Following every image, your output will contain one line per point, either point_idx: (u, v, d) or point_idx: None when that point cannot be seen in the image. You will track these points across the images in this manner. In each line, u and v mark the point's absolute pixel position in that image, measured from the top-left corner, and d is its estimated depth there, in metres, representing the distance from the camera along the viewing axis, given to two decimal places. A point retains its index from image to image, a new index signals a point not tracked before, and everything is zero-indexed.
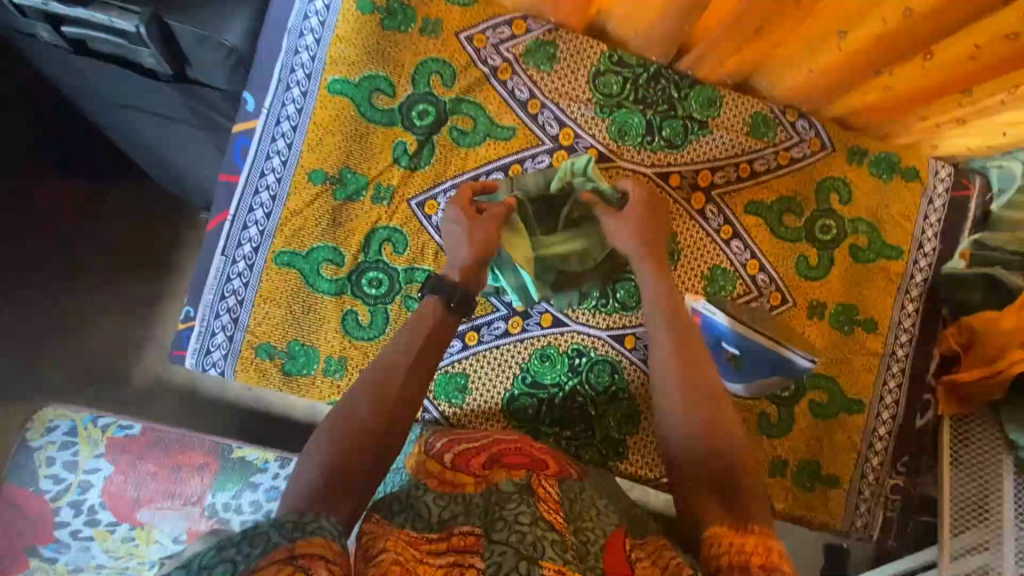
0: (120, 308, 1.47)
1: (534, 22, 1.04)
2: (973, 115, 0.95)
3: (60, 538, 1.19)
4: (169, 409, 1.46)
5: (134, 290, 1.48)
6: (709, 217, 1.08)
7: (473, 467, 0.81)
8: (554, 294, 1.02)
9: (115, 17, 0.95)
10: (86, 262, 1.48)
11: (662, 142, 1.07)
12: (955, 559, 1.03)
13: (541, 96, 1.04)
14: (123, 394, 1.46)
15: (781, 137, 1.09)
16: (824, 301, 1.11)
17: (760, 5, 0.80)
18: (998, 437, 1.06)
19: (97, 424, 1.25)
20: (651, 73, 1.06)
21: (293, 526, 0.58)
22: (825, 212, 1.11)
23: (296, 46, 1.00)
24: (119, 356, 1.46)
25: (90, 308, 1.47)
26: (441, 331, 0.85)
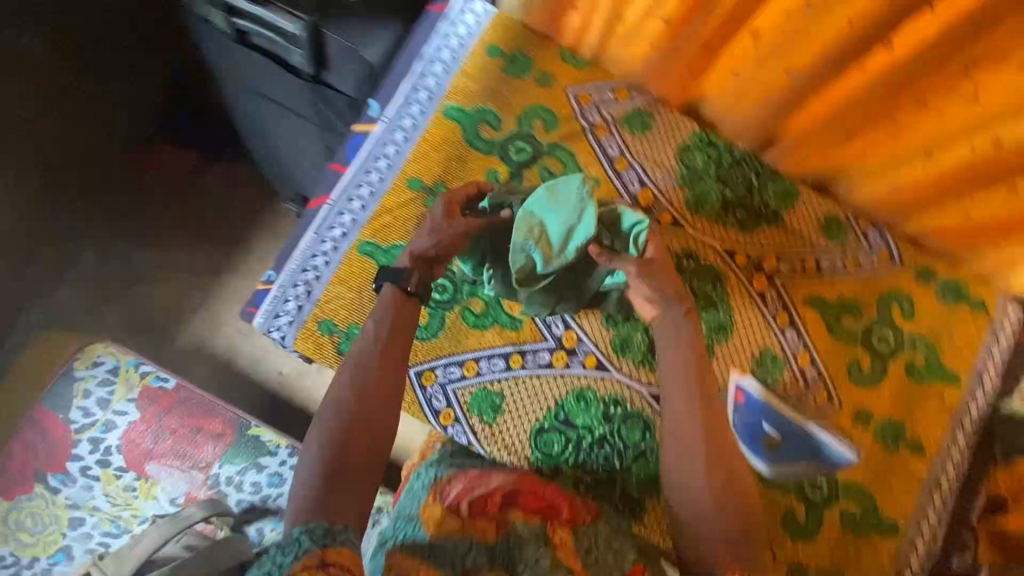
0: (166, 269, 1.72)
1: (636, 93, 1.14)
2: None
3: (70, 470, 1.24)
4: (203, 373, 1.73)
5: (179, 254, 1.72)
6: (769, 301, 1.10)
7: (491, 506, 0.84)
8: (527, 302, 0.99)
9: (284, 19, 1.13)
10: (154, 220, 1.73)
11: (735, 221, 1.12)
12: None
13: (629, 157, 1.12)
14: (164, 351, 1.70)
15: (850, 241, 1.13)
16: (872, 410, 1.09)
17: (856, 106, 0.90)
18: None
19: (138, 369, 1.33)
20: (735, 157, 1.13)
21: (322, 534, 0.70)
22: (885, 323, 1.11)
23: (425, 71, 1.13)
24: (163, 316, 1.71)
25: (157, 254, 1.73)
26: (406, 309, 0.93)
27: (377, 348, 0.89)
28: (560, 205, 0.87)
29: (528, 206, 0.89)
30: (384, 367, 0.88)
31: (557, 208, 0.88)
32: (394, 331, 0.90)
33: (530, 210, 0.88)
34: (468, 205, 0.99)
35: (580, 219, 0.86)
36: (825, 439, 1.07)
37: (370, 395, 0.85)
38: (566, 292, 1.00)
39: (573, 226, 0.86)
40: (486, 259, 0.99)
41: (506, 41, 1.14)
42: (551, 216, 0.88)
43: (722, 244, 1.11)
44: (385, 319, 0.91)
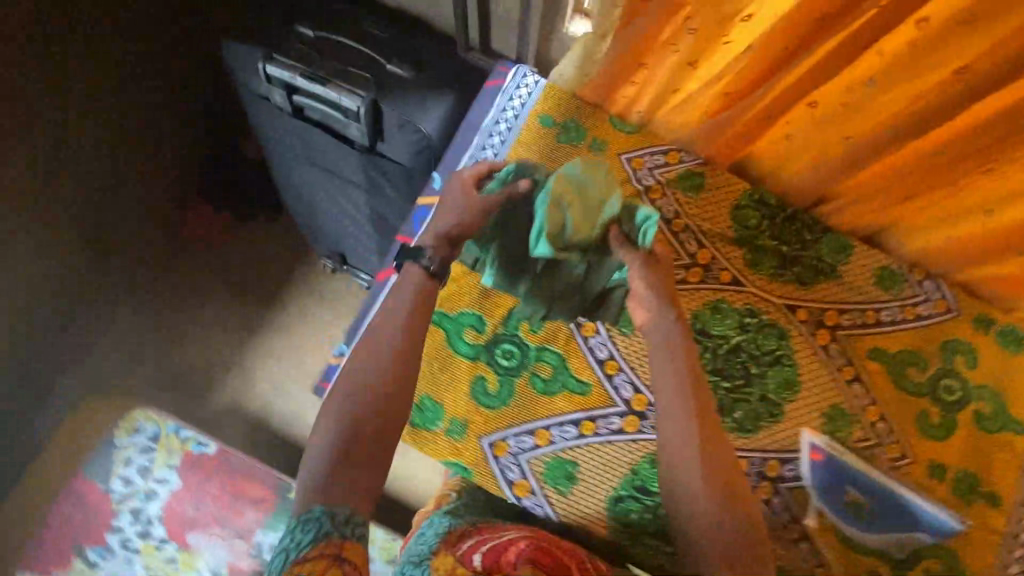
0: (229, 333, 1.97)
1: (686, 155, 1.17)
2: None
3: (109, 544, 1.36)
4: (235, 428, 1.91)
5: (239, 318, 1.98)
6: (833, 356, 1.11)
7: (501, 568, 0.66)
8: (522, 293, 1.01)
9: (344, 96, 1.16)
10: (214, 288, 1.99)
11: (793, 277, 1.13)
12: None
13: (685, 218, 1.14)
14: (203, 407, 1.92)
15: (907, 292, 1.14)
16: (945, 462, 1.08)
17: (917, 169, 0.94)
18: None
19: (176, 438, 1.43)
20: (787, 214, 1.16)
21: (343, 521, 0.73)
22: (948, 372, 1.11)
23: (485, 143, 1.19)
24: (211, 377, 1.94)
25: (218, 322, 1.97)
26: (427, 289, 0.90)
27: (396, 333, 0.87)
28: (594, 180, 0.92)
29: (564, 172, 0.91)
30: (402, 356, 0.86)
31: (591, 180, 0.91)
32: (413, 312, 0.88)
33: (566, 176, 0.90)
34: (479, 180, 0.98)
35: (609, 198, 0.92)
36: (938, 514, 1.04)
37: (384, 381, 0.84)
38: (571, 285, 1.00)
39: (602, 201, 0.91)
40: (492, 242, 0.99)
41: (559, 111, 1.18)
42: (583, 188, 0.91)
43: (782, 301, 1.12)
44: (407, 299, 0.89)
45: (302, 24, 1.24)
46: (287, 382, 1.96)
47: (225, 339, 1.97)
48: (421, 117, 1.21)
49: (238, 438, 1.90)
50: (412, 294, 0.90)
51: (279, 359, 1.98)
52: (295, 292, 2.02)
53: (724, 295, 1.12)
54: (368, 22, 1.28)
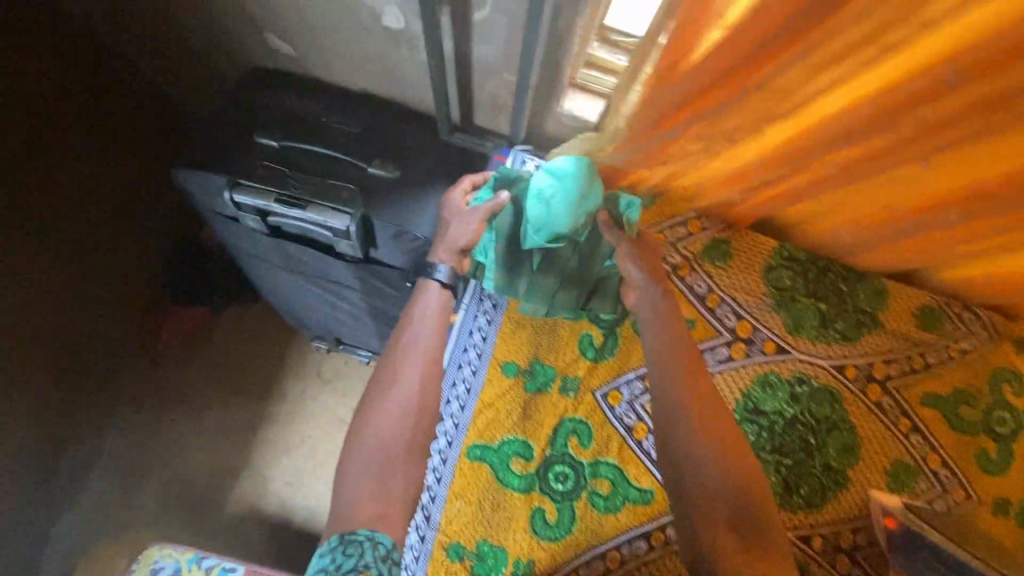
0: (221, 437, 1.71)
1: (708, 221, 1.10)
2: None
3: None
4: (252, 539, 1.64)
5: (235, 415, 1.73)
6: (887, 410, 1.07)
7: None
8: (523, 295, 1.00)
9: (330, 218, 1.03)
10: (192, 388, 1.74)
11: (836, 334, 1.08)
12: None
13: (719, 291, 1.08)
14: (214, 521, 1.65)
15: (950, 328, 1.11)
16: (1010, 497, 1.06)
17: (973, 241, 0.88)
18: None
19: (201, 565, 1.18)
20: (820, 267, 1.10)
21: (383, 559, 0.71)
22: (1000, 404, 1.09)
23: None
24: (214, 486, 1.67)
25: (209, 425, 1.72)
26: (443, 305, 0.90)
27: (423, 357, 0.87)
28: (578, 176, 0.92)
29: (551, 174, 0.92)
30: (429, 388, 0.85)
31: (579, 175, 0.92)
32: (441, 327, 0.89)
33: (553, 178, 0.92)
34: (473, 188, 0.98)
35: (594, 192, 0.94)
36: None
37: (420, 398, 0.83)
38: (568, 275, 1.00)
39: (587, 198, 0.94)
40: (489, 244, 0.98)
41: None
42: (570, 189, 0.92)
43: (830, 361, 1.07)
44: (428, 333, 0.88)
45: (262, 134, 1.10)
46: (302, 475, 1.70)
47: (220, 442, 1.71)
48: (416, 220, 1.08)
49: (256, 548, 1.63)
50: (433, 311, 0.89)
51: (286, 449, 1.71)
52: (293, 372, 1.78)
53: (772, 366, 1.06)
54: (334, 119, 1.14)
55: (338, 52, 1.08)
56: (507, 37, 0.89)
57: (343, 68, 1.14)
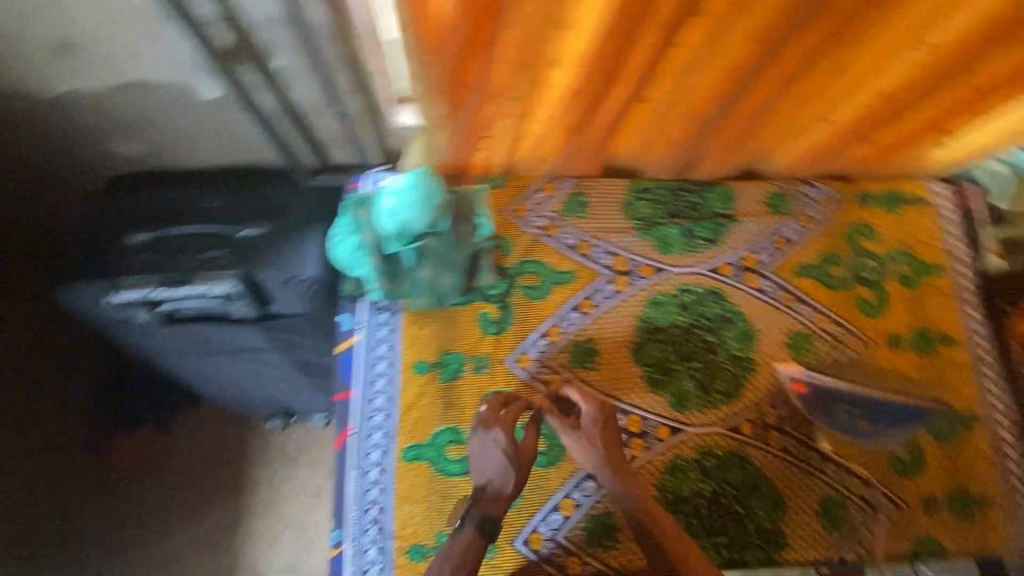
0: (194, 555, 1.56)
1: (561, 182, 1.20)
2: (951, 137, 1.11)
3: None
4: None
5: (203, 525, 1.58)
6: (768, 290, 1.17)
7: None
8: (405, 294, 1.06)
9: (213, 285, 1.08)
10: (148, 513, 1.58)
11: (702, 242, 1.19)
12: None
13: (588, 238, 1.16)
14: None
15: (796, 205, 1.23)
16: (897, 331, 1.18)
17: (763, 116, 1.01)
18: None
19: None
20: (669, 190, 1.21)
21: None
22: (863, 254, 1.21)
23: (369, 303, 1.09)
24: None
25: (176, 545, 1.56)
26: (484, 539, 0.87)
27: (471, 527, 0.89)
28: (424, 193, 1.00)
29: (399, 198, 0.99)
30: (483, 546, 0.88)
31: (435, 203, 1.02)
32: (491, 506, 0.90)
33: (401, 201, 0.99)
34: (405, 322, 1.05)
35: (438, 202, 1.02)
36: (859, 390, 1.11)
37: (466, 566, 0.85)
38: (439, 262, 1.06)
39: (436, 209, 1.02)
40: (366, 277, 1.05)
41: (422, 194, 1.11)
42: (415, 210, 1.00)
43: (705, 266, 1.17)
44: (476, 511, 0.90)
45: (130, 233, 1.13)
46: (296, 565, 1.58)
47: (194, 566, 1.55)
48: (300, 264, 1.14)
49: None
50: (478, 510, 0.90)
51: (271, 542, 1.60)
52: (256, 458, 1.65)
53: (655, 287, 1.16)
54: (198, 200, 1.18)
55: (181, 137, 1.15)
56: (313, 75, 0.97)
57: (191, 150, 1.19)
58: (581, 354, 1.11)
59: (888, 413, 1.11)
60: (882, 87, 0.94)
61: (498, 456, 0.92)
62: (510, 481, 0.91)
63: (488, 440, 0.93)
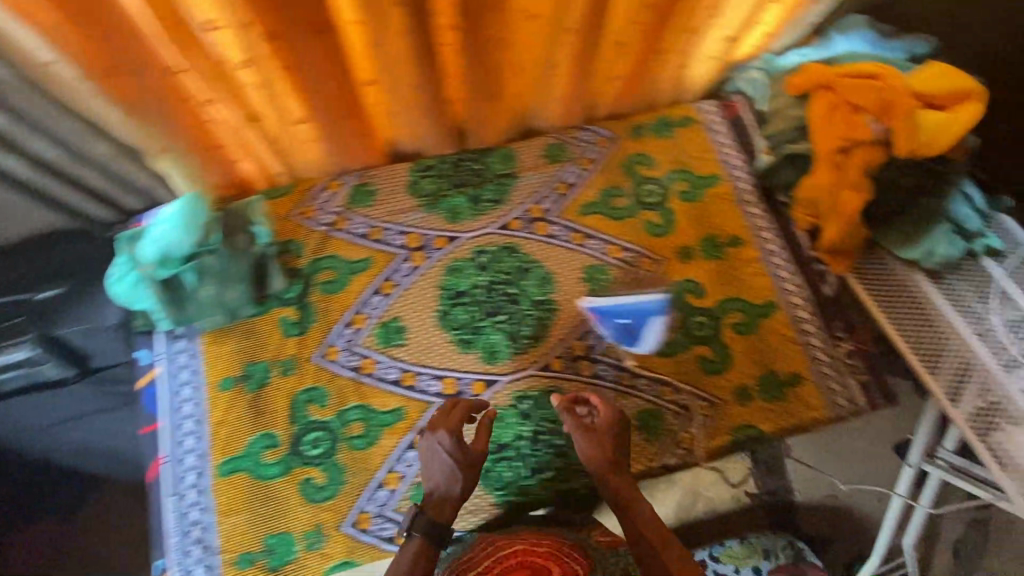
0: None
1: (345, 177, 1.22)
2: (681, 54, 1.18)
3: None
4: None
5: None
6: (558, 234, 1.23)
7: None
8: (198, 315, 1.09)
9: (10, 352, 1.06)
10: None
11: (490, 203, 1.23)
12: (955, 401, 1.14)
13: (377, 223, 1.18)
14: None
15: (574, 151, 1.29)
16: (688, 244, 1.24)
17: (480, 75, 1.05)
18: (900, 264, 1.25)
19: None
20: (452, 162, 1.25)
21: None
22: (644, 181, 1.28)
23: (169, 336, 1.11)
24: None
25: None
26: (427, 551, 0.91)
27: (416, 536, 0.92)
28: (184, 213, 1.03)
29: (164, 223, 1.03)
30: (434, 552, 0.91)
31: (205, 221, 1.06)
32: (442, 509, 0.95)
33: (166, 225, 1.03)
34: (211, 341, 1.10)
35: (202, 222, 1.05)
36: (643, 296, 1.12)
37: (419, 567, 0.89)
38: (222, 277, 1.08)
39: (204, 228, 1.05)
40: (152, 308, 1.07)
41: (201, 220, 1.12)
42: (178, 231, 1.03)
43: (496, 226, 1.22)
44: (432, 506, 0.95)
45: None
46: None
47: None
48: (97, 316, 1.11)
49: None
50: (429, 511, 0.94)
51: None
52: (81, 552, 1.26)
53: (451, 255, 1.19)
54: None
55: None
56: None
57: None
58: (387, 335, 1.13)
59: (682, 322, 1.18)
60: (576, 24, 0.99)
61: (445, 460, 0.96)
62: (458, 483, 0.96)
63: (435, 444, 0.97)
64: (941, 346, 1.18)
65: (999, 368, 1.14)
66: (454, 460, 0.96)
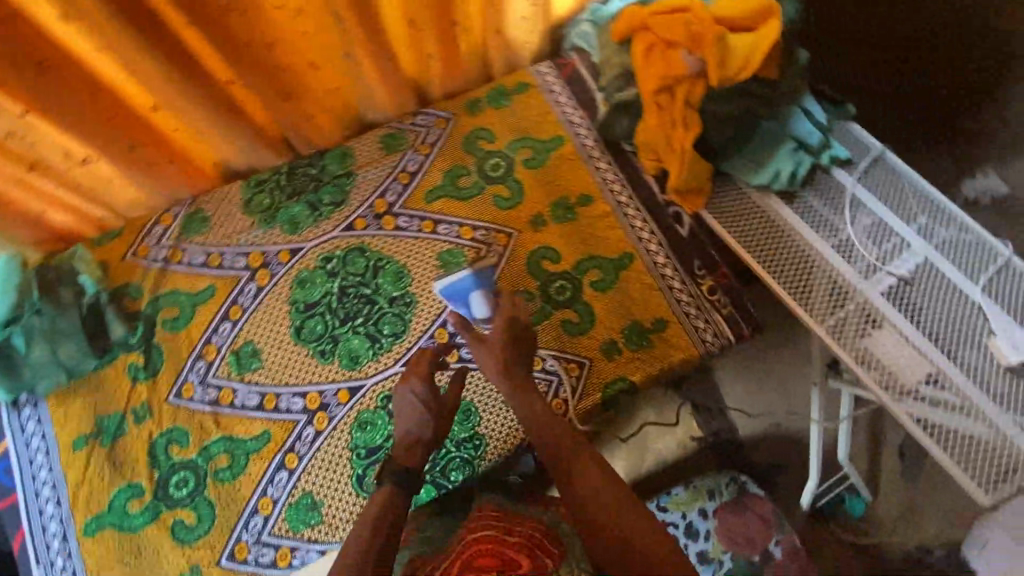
0: None
1: (174, 208, 1.18)
2: (481, 21, 1.17)
3: None
4: None
5: None
6: (406, 226, 1.20)
7: None
8: (38, 377, 1.07)
9: None
10: None
11: (330, 206, 1.19)
12: (820, 321, 1.11)
13: (215, 249, 1.15)
14: None
15: (411, 137, 1.26)
16: (539, 211, 1.23)
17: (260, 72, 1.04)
18: (752, 191, 1.22)
19: None
20: (285, 172, 1.21)
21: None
22: (486, 155, 1.26)
23: (17, 408, 1.09)
24: None
25: None
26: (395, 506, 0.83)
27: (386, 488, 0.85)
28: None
29: None
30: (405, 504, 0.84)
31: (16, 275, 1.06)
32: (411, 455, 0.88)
33: None
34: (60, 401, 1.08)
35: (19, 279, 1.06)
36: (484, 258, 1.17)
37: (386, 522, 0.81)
38: (50, 333, 1.06)
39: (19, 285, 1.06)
40: None
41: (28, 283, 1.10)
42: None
43: (339, 227, 1.18)
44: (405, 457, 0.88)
45: None
46: None
47: None
48: None
49: None
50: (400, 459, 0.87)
51: None
52: None
53: (297, 267, 1.15)
54: None
55: None
56: None
57: None
58: (239, 361, 1.10)
59: (543, 291, 1.18)
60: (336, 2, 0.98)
61: (417, 406, 0.90)
62: (429, 429, 0.90)
63: (407, 391, 0.91)
64: (800, 265, 1.15)
65: (858, 279, 1.12)
66: (425, 403, 0.90)
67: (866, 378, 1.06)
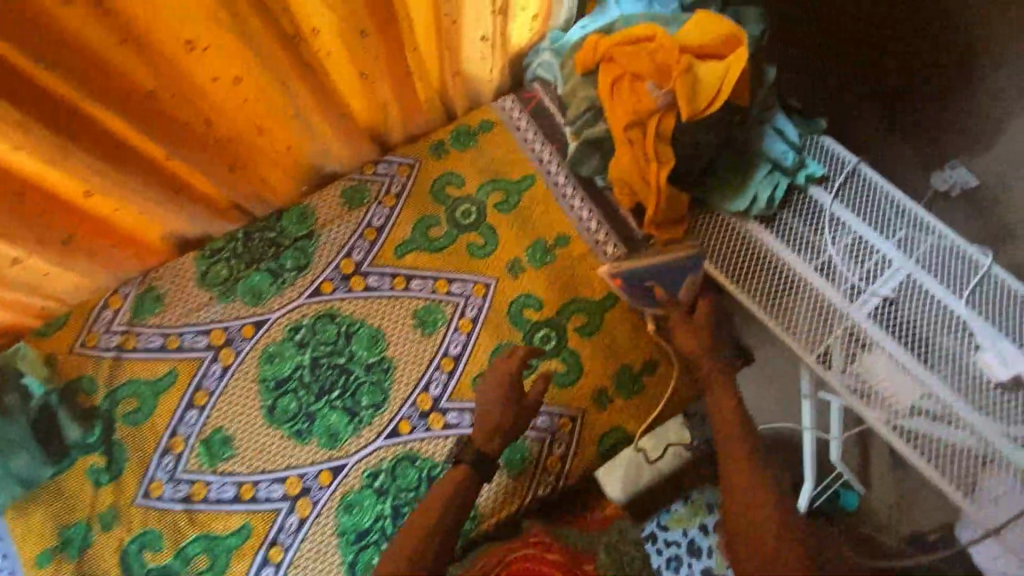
0: None
1: (125, 289, 1.10)
2: (437, 63, 1.11)
3: None
4: None
5: None
6: (377, 285, 1.13)
7: None
8: None
9: None
10: None
11: (293, 271, 1.12)
12: (804, 342, 1.05)
13: (173, 330, 1.08)
14: None
15: (374, 188, 1.19)
16: (515, 256, 1.18)
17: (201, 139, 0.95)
18: (728, 217, 1.17)
19: None
20: (241, 238, 1.13)
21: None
22: (455, 202, 1.20)
23: None
24: None
25: None
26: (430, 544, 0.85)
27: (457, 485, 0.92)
28: None
29: None
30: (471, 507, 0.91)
31: None
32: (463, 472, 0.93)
33: None
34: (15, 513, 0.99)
35: None
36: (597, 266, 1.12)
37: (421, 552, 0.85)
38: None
39: None
40: None
41: None
42: None
43: (305, 293, 1.11)
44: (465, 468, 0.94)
45: None
46: None
47: None
48: None
49: None
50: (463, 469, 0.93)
51: None
52: None
53: (263, 341, 1.08)
54: None
55: None
56: None
57: None
58: (210, 452, 1.03)
59: (528, 341, 1.13)
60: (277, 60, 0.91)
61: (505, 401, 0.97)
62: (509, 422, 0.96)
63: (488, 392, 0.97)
64: (781, 287, 1.09)
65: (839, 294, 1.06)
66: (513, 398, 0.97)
67: (852, 399, 1.00)
